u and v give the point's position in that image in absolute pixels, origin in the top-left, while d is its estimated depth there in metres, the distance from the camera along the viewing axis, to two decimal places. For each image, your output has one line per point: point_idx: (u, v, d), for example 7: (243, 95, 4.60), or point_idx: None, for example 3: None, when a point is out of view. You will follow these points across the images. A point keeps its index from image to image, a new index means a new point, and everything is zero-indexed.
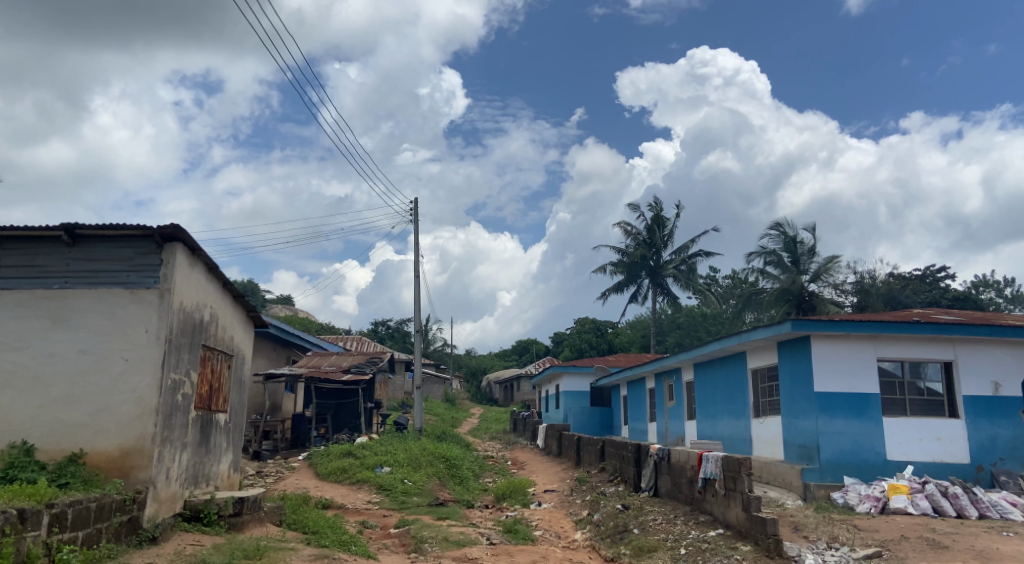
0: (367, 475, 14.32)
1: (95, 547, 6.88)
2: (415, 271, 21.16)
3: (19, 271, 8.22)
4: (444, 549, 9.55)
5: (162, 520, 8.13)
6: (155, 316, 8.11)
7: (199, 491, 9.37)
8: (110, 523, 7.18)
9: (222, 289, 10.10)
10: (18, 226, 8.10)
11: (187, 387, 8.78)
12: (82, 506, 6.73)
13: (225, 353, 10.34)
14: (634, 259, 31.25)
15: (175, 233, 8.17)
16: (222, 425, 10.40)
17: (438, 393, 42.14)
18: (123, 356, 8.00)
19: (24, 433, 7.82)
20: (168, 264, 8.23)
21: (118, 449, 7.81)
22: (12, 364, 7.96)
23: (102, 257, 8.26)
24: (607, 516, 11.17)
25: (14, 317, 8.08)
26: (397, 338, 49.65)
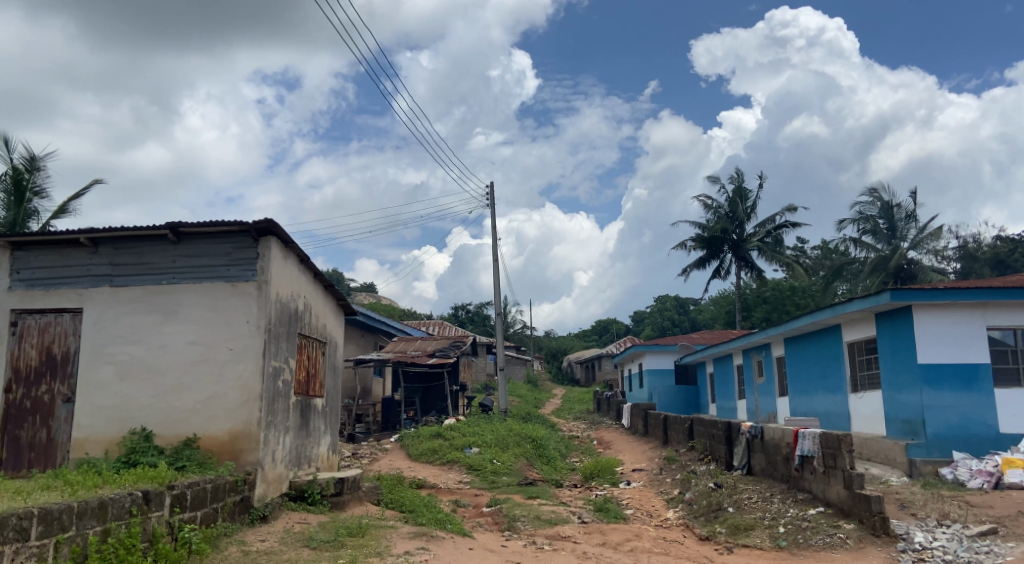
0: (457, 455, 14.64)
1: (213, 525, 7.34)
2: (493, 254, 21.32)
3: (131, 269, 8.71)
4: (536, 528, 9.67)
5: (271, 500, 8.60)
6: (255, 307, 8.52)
7: (302, 472, 9.83)
8: (225, 503, 7.64)
9: (313, 279, 10.48)
10: (127, 227, 8.51)
11: (287, 374, 9.20)
12: (199, 488, 7.15)
13: (318, 340, 10.74)
14: (715, 233, 30.49)
15: (270, 228, 8.53)
16: (320, 410, 10.84)
17: (520, 374, 42.57)
18: (229, 346, 8.45)
19: (142, 421, 8.36)
20: (264, 258, 8.61)
21: (228, 433, 8.28)
22: (129, 356, 8.51)
23: (206, 253, 8.70)
24: (700, 495, 11.03)
25: (129, 312, 8.60)
26: (477, 322, 50.37)
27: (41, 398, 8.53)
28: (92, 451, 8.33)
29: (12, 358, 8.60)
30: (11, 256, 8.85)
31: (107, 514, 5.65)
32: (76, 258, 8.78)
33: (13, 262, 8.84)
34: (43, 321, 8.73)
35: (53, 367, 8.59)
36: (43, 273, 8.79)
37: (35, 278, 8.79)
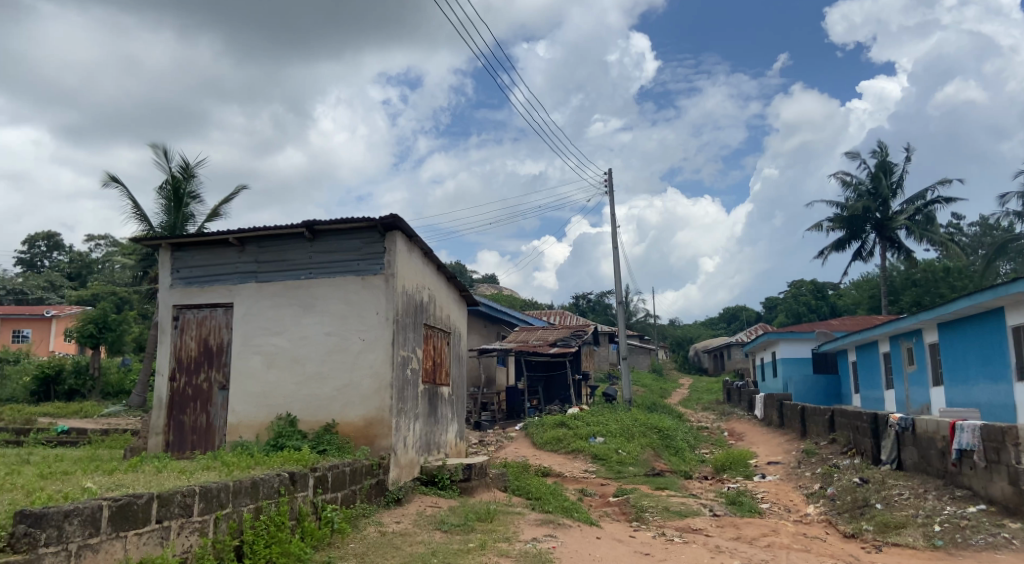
0: (582, 444, 14.59)
1: (352, 506, 7.72)
2: (614, 241, 21.04)
3: (273, 266, 9.29)
4: (666, 519, 9.46)
5: (404, 484, 8.95)
6: (383, 299, 8.86)
7: (432, 458, 10.17)
8: (363, 485, 8.00)
9: (437, 271, 10.76)
10: (269, 227, 9.06)
11: (414, 363, 9.51)
12: (340, 470, 7.53)
13: (443, 331, 11.03)
14: (855, 212, 28.54)
15: (395, 223, 8.82)
16: (447, 398, 11.13)
17: (644, 363, 41.92)
18: (361, 336, 8.83)
19: (287, 407, 8.91)
20: (390, 252, 8.93)
21: (363, 419, 8.66)
22: (274, 346, 9.08)
23: (338, 249, 9.13)
24: (843, 490, 10.38)
25: (273, 305, 9.18)
26: (599, 311, 50.00)
27: (201, 385, 9.29)
28: (245, 435, 8.98)
29: (175, 350, 9.41)
30: (171, 257, 9.65)
31: (258, 492, 6.06)
32: (226, 256, 9.47)
33: (173, 262, 9.65)
34: (200, 315, 9.49)
35: (210, 357, 9.33)
36: (199, 272, 9.54)
37: (192, 276, 9.56)
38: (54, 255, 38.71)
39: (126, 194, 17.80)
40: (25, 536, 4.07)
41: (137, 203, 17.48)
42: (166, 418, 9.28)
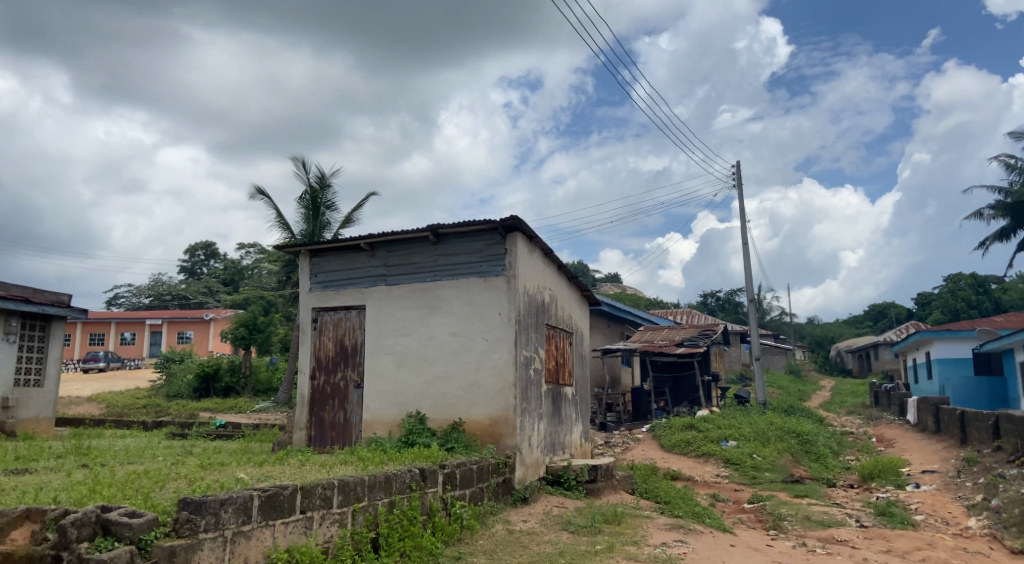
0: (713, 448, 14.08)
1: (480, 503, 7.85)
2: (744, 236, 20.16)
3: (402, 269, 9.63)
4: (806, 529, 8.92)
5: (530, 483, 9.01)
6: (506, 300, 8.96)
7: (557, 458, 10.17)
8: (490, 483, 8.12)
9: (558, 272, 10.76)
10: (397, 231, 9.39)
11: (537, 362, 9.55)
12: (468, 468, 7.67)
13: (566, 331, 11.02)
14: (1021, 197, 25.77)
15: (516, 224, 8.89)
16: (571, 398, 11.09)
17: (780, 364, 39.93)
18: (485, 337, 8.98)
19: (416, 405, 9.19)
20: (511, 253, 9.02)
21: (489, 418, 8.79)
22: (403, 347, 9.41)
23: (462, 252, 9.32)
24: (1011, 503, 9.36)
25: (401, 307, 9.51)
26: (729, 309, 48.16)
27: (338, 384, 9.79)
28: (379, 431, 9.37)
29: (314, 350, 9.97)
30: (309, 262, 10.23)
31: (392, 487, 6.28)
32: (359, 261, 9.92)
33: (311, 267, 10.23)
34: (336, 317, 10.00)
35: (345, 356, 9.82)
36: (334, 276, 10.06)
37: (328, 280, 10.09)
38: (211, 262, 42.33)
39: (270, 205, 19.12)
40: (187, 522, 4.41)
41: (279, 213, 18.73)
42: (308, 414, 9.85)
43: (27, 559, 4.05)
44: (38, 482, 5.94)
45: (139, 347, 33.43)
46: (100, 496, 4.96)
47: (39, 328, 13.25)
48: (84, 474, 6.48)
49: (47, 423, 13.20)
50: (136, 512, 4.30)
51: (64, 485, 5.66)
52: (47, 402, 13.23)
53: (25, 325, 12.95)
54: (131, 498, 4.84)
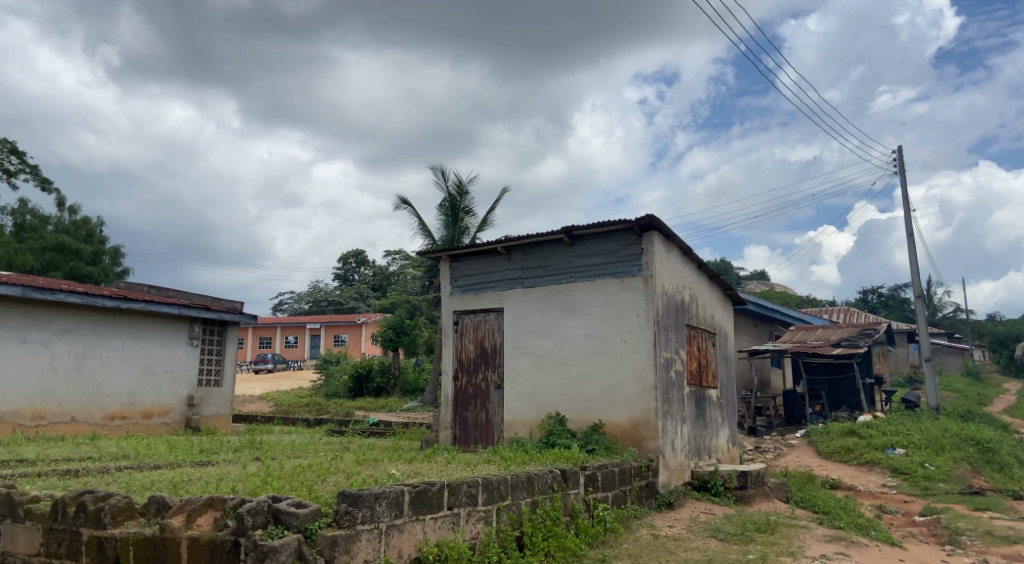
0: (877, 456, 13.06)
1: (623, 506, 7.76)
2: (908, 227, 18.54)
3: (538, 271, 9.73)
4: (990, 546, 8.05)
5: (675, 487, 8.80)
6: (643, 300, 8.81)
7: (703, 463, 9.86)
8: (633, 486, 8.01)
9: (698, 270, 10.44)
10: (532, 234, 9.50)
11: (679, 364, 9.31)
12: (609, 470, 7.60)
13: (708, 331, 10.66)
14: None
15: (652, 223, 8.72)
16: (716, 401, 10.71)
17: (955, 366, 36.37)
18: (623, 338, 8.88)
19: (556, 406, 9.26)
20: (648, 253, 8.86)
21: (629, 420, 8.68)
22: (541, 348, 9.51)
23: (597, 252, 9.27)
24: None
25: (538, 309, 9.61)
26: (893, 307, 44.51)
27: (480, 384, 10.05)
28: (520, 432, 9.51)
29: (456, 352, 10.31)
30: (449, 267, 10.59)
31: (534, 487, 6.36)
32: (496, 264, 10.14)
33: (451, 272, 10.58)
34: (476, 320, 10.28)
35: (486, 358, 10.06)
36: (473, 279, 10.34)
37: (468, 284, 10.40)
38: (361, 269, 44.93)
39: (414, 214, 19.97)
40: (346, 514, 4.69)
41: (421, 221, 19.52)
42: (452, 414, 10.19)
43: (211, 543, 4.48)
44: (218, 473, 6.58)
45: (301, 349, 36.12)
46: (270, 487, 5.42)
47: (218, 332, 14.68)
48: (256, 467, 7.10)
49: (225, 419, 14.60)
50: (301, 503, 4.65)
51: (239, 477, 6.22)
52: (225, 400, 14.64)
53: (206, 331, 14.39)
54: (297, 490, 5.24)
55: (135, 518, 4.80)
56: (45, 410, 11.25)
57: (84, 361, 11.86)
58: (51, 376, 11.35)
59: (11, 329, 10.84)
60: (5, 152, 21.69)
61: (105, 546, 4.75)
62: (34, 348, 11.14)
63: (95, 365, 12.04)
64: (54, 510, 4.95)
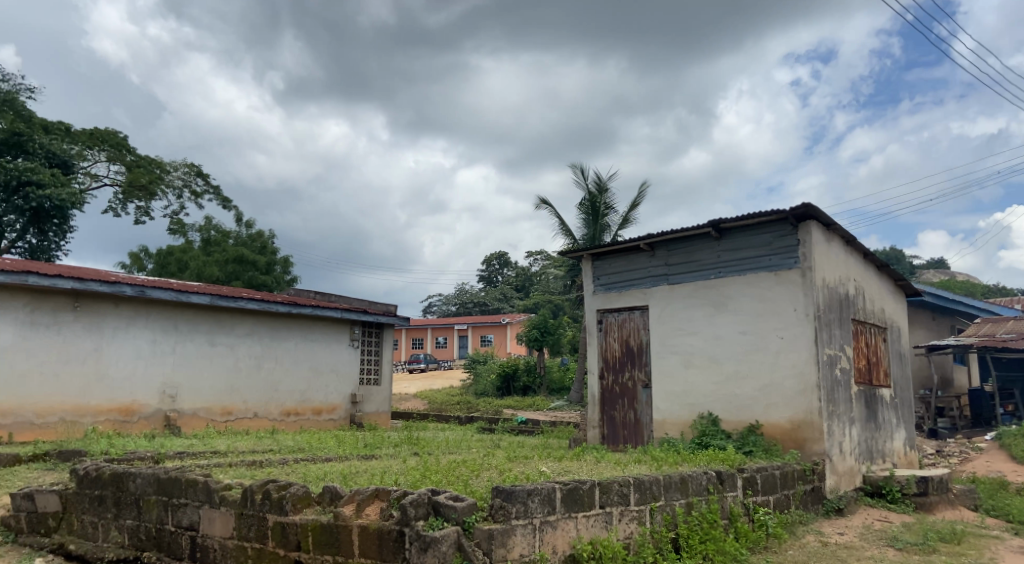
0: None
1: (786, 511, 7.38)
2: None
3: (684, 267, 9.47)
4: None
5: (844, 492, 8.25)
6: (801, 295, 8.33)
7: (876, 467, 9.17)
8: (796, 490, 7.59)
9: (863, 261, 9.71)
10: (677, 229, 9.25)
11: (844, 362, 8.70)
12: (769, 473, 7.24)
13: (878, 326, 9.89)
14: None
15: (808, 212, 8.23)
16: (889, 401, 9.91)
17: None
18: (780, 335, 8.44)
19: (709, 406, 8.97)
20: (805, 244, 8.37)
21: (790, 421, 8.23)
22: (690, 346, 9.24)
23: (748, 246, 8.88)
24: None
25: (687, 306, 9.35)
26: None
27: (627, 384, 9.94)
28: (672, 432, 9.31)
29: (602, 351, 10.26)
30: (591, 265, 10.55)
31: (689, 489, 6.19)
32: (640, 261, 9.98)
33: (593, 270, 10.54)
34: (621, 318, 10.17)
35: (632, 357, 9.94)
36: (616, 277, 10.24)
37: (611, 281, 10.31)
38: (505, 271, 45.91)
39: (554, 213, 20.10)
40: (501, 509, 4.80)
41: (562, 220, 19.63)
42: (599, 413, 10.16)
43: (378, 532, 4.76)
44: (382, 467, 6.99)
45: (451, 349, 37.52)
46: (429, 481, 5.68)
47: (375, 334, 15.57)
48: (415, 461, 7.46)
49: (385, 416, 15.45)
50: (459, 497, 4.83)
51: (400, 470, 6.58)
52: (384, 398, 15.50)
53: (365, 333, 15.31)
54: (454, 484, 5.46)
55: (312, 507, 5.22)
56: (232, 406, 12.47)
57: (263, 361, 13.01)
58: (237, 375, 12.55)
59: (203, 333, 12.11)
60: (192, 175, 24.31)
61: (287, 532, 5.17)
62: (222, 350, 12.36)
63: (272, 365, 13.17)
64: (243, 498, 5.44)
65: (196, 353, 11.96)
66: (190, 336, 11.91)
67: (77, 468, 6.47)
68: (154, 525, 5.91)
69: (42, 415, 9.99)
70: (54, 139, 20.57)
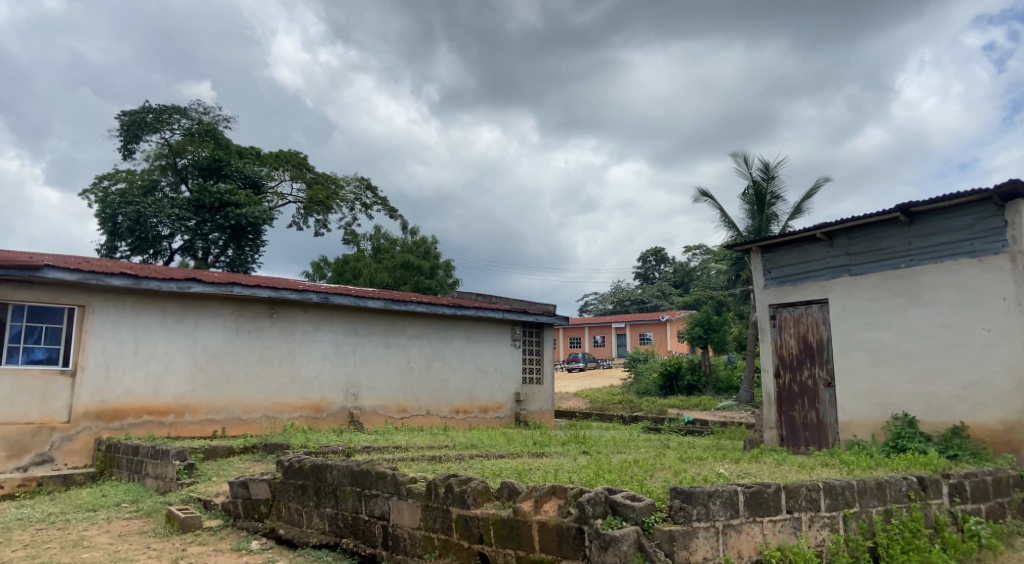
0: None
1: (1002, 522, 6.62)
2: None
3: (868, 257, 8.78)
4: None
5: None
6: (1011, 282, 7.44)
7: None
8: (1013, 499, 6.79)
9: None
10: (859, 216, 8.59)
11: None
12: (979, 479, 6.53)
13: None
14: None
15: (1017, 189, 7.32)
16: None
17: None
18: (986, 327, 7.60)
19: (903, 405, 8.26)
20: (1014, 225, 7.46)
21: (1003, 423, 7.38)
22: (879, 342, 8.55)
23: (944, 230, 8.07)
24: None
25: (872, 299, 8.66)
26: None
27: (806, 382, 9.39)
28: (860, 434, 8.66)
29: (777, 348, 9.77)
30: (761, 259, 10.07)
31: (885, 495, 5.73)
32: (816, 252, 9.38)
33: (764, 264, 10.06)
34: (796, 313, 9.62)
35: (811, 354, 9.37)
36: (790, 270, 9.70)
37: (784, 275, 9.78)
38: (662, 267, 44.99)
39: (715, 206, 19.41)
40: (681, 510, 4.70)
41: (724, 213, 18.90)
42: (777, 414, 9.69)
43: (558, 529, 4.83)
44: (554, 464, 7.11)
45: (609, 348, 37.32)
46: (603, 479, 5.69)
47: (537, 334, 15.86)
48: (586, 460, 7.50)
49: (549, 414, 15.67)
50: (636, 497, 4.79)
51: (573, 468, 6.65)
52: (548, 397, 15.73)
53: (526, 333, 15.64)
54: (629, 484, 5.43)
55: (492, 502, 5.41)
56: (407, 404, 13.20)
57: (432, 362, 13.67)
58: (409, 375, 13.29)
59: (378, 335, 12.93)
60: (363, 188, 26.05)
61: (470, 524, 5.39)
62: (396, 351, 13.14)
63: (441, 365, 13.80)
64: (428, 491, 5.75)
65: (372, 354, 12.80)
66: (368, 339, 12.77)
67: (282, 459, 7.16)
68: (350, 513, 6.40)
69: (247, 412, 11.12)
70: (247, 163, 22.90)
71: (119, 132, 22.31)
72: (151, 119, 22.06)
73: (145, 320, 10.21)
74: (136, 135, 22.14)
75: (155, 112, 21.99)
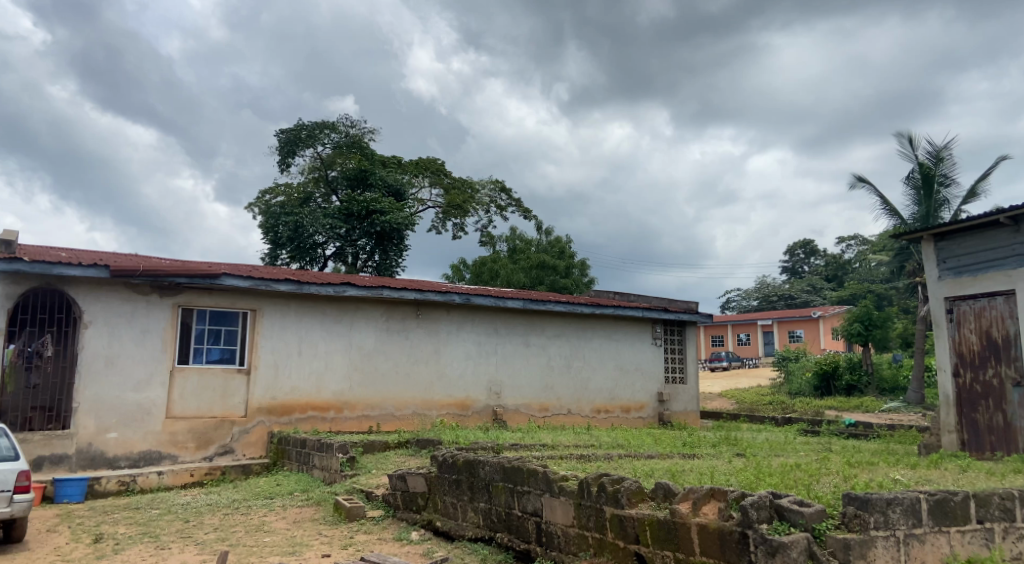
0: None
1: None
2: None
3: None
4: None
5: None
6: None
7: None
8: None
9: None
10: None
11: None
12: None
13: None
14: None
15: None
16: None
17: None
18: None
19: None
20: None
21: None
22: None
23: None
24: None
25: None
26: None
27: (991, 381, 8.49)
28: None
29: (955, 344, 8.92)
30: (934, 248, 9.24)
31: None
32: (1000, 238, 8.47)
33: (937, 253, 9.22)
34: (977, 306, 8.72)
35: (996, 351, 8.45)
36: (968, 259, 8.83)
37: (962, 265, 8.91)
38: (811, 260, 42.51)
39: (873, 192, 18.08)
40: (856, 518, 4.38)
41: (885, 200, 17.55)
42: (956, 416, 8.85)
43: (719, 532, 4.66)
44: (709, 466, 6.88)
45: (754, 347, 35.71)
46: (765, 483, 5.43)
47: (679, 332, 15.44)
48: (742, 462, 7.20)
49: (695, 415, 15.20)
50: (805, 502, 4.51)
51: (729, 470, 6.40)
52: (692, 396, 15.28)
53: (667, 331, 15.28)
54: (794, 488, 5.15)
55: (647, 502, 5.32)
56: (549, 403, 13.30)
57: (572, 361, 13.69)
58: (550, 375, 13.39)
59: (519, 335, 13.13)
60: (498, 191, 26.59)
61: (625, 524, 5.33)
62: (537, 350, 13.28)
63: (581, 364, 13.79)
64: (580, 489, 5.75)
65: (514, 354, 13.02)
66: (508, 338, 13.00)
67: (437, 454, 7.42)
68: (503, 509, 6.52)
69: (399, 408, 11.66)
70: (390, 172, 24.04)
71: (278, 149, 24.12)
72: (305, 135, 23.70)
73: (307, 322, 10.96)
74: (292, 151, 23.86)
75: (308, 129, 23.63)
